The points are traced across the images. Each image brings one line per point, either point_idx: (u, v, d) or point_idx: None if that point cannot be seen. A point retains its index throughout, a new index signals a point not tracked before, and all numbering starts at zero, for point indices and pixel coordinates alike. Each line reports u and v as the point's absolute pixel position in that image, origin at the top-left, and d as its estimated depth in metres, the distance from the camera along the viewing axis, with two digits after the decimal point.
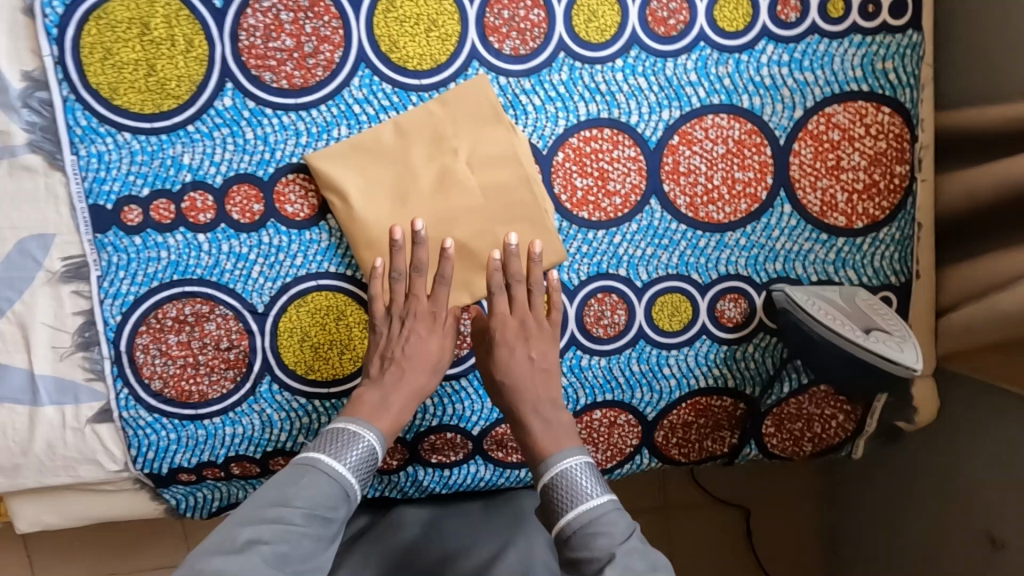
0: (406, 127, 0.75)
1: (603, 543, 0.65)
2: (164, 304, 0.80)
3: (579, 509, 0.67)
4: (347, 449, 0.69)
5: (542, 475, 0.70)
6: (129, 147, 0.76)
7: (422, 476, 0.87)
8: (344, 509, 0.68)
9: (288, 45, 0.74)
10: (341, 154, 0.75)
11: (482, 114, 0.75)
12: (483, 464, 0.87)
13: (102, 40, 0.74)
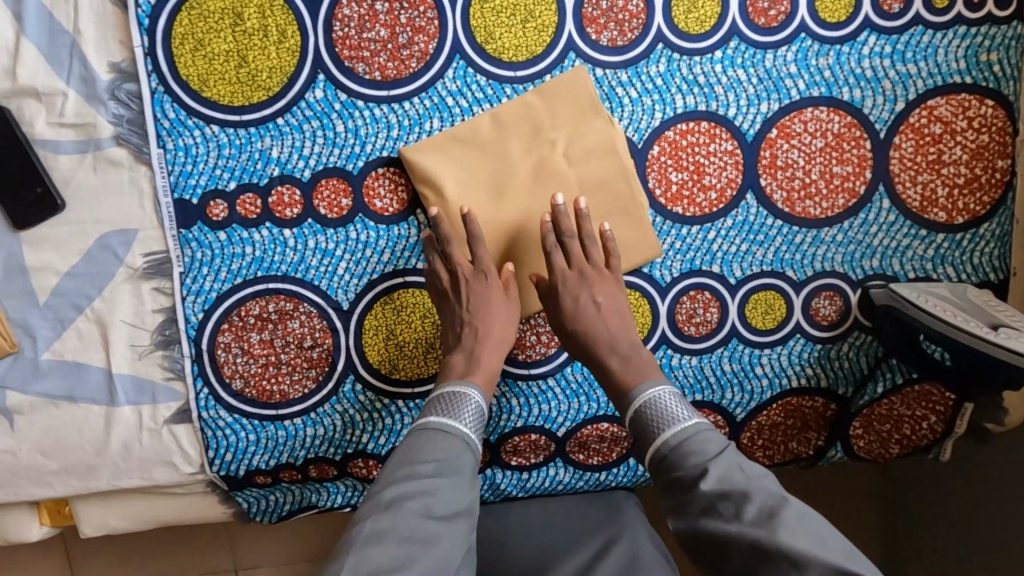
0: (501, 117, 0.74)
1: (696, 458, 0.62)
2: (247, 301, 0.78)
3: (666, 430, 0.64)
4: (457, 408, 0.66)
5: (625, 406, 0.68)
6: (216, 140, 0.75)
7: (500, 478, 0.84)
8: (471, 457, 0.64)
9: (383, 35, 0.73)
10: (436, 144, 0.74)
11: (579, 106, 0.74)
12: (562, 467, 0.85)
13: (193, 30, 0.72)
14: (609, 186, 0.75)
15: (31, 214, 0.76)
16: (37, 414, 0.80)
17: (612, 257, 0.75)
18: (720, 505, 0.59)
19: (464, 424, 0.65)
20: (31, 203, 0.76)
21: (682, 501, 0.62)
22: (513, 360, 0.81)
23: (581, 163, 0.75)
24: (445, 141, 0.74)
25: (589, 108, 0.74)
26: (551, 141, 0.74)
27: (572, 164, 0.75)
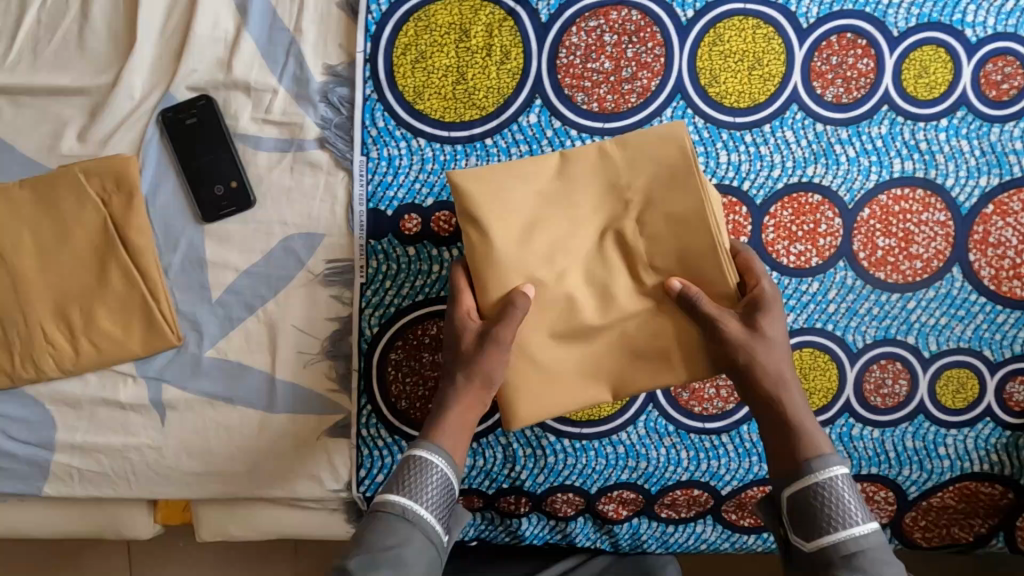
0: (573, 162, 0.63)
1: (893, 570, 0.52)
2: (425, 320, 0.75)
3: (867, 526, 0.53)
4: (399, 482, 0.57)
5: (810, 474, 0.55)
6: (421, 153, 0.73)
7: (644, 529, 0.81)
8: (415, 534, 0.55)
9: (607, 67, 0.71)
10: (496, 176, 0.62)
11: (666, 167, 0.60)
12: (711, 525, 0.81)
13: (417, 42, 0.71)
14: (697, 264, 0.60)
15: (219, 208, 0.74)
16: (191, 412, 0.77)
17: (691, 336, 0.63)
18: None
19: (428, 505, 0.56)
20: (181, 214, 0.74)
21: None
22: (689, 412, 0.77)
23: (667, 239, 0.61)
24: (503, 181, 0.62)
25: (678, 174, 0.60)
26: (627, 201, 0.61)
27: (655, 235, 0.61)
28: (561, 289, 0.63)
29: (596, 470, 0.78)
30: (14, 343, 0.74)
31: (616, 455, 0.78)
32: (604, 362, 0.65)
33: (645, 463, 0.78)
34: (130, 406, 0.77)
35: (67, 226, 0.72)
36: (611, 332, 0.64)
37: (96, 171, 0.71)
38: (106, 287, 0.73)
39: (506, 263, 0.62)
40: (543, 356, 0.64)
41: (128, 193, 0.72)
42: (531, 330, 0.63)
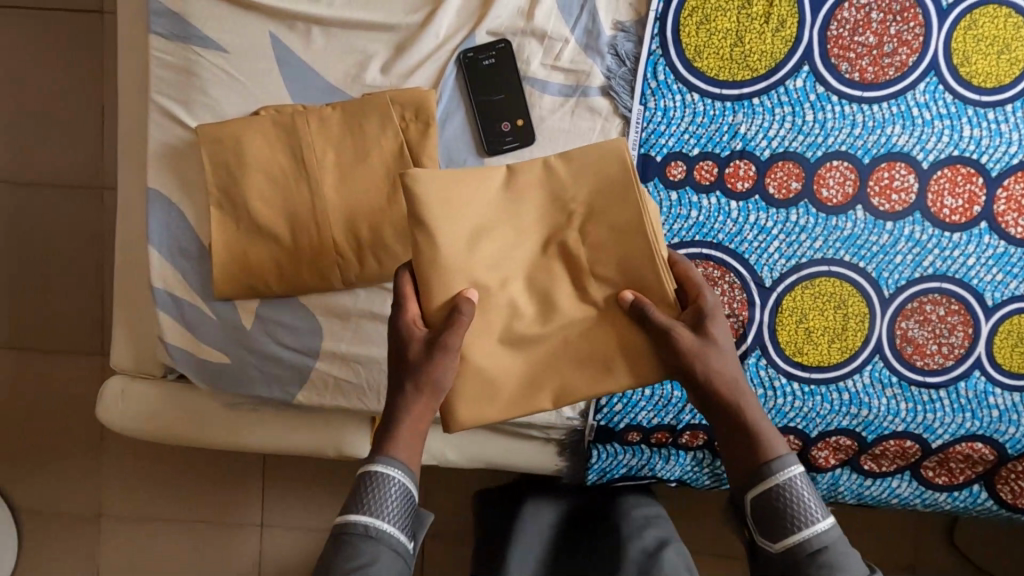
0: (520, 174, 0.63)
1: (852, 565, 0.54)
2: None
3: (825, 525, 0.54)
4: (355, 501, 0.56)
5: (771, 476, 0.55)
6: (693, 107, 0.79)
7: (843, 481, 0.88)
8: (382, 553, 0.54)
9: (871, 41, 0.79)
10: (446, 179, 0.61)
11: (611, 183, 0.61)
12: (907, 480, 0.87)
13: (704, 6, 0.78)
14: (645, 276, 0.61)
15: (501, 143, 0.80)
16: None
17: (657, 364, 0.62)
18: None
19: (390, 520, 0.55)
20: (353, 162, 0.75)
21: None
22: (912, 365, 0.83)
23: (610, 252, 0.61)
24: (455, 178, 0.62)
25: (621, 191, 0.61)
26: (571, 213, 0.62)
27: (597, 243, 0.61)
28: (503, 297, 0.63)
29: (820, 415, 0.84)
30: (306, 252, 0.80)
31: (841, 401, 0.83)
32: (554, 370, 0.64)
33: (866, 412, 0.84)
34: None
35: (367, 148, 0.79)
36: (552, 341, 0.63)
37: (399, 100, 0.78)
38: (395, 208, 0.79)
39: (449, 267, 0.61)
40: (487, 363, 0.63)
41: (424, 123, 0.79)
42: (476, 337, 0.62)
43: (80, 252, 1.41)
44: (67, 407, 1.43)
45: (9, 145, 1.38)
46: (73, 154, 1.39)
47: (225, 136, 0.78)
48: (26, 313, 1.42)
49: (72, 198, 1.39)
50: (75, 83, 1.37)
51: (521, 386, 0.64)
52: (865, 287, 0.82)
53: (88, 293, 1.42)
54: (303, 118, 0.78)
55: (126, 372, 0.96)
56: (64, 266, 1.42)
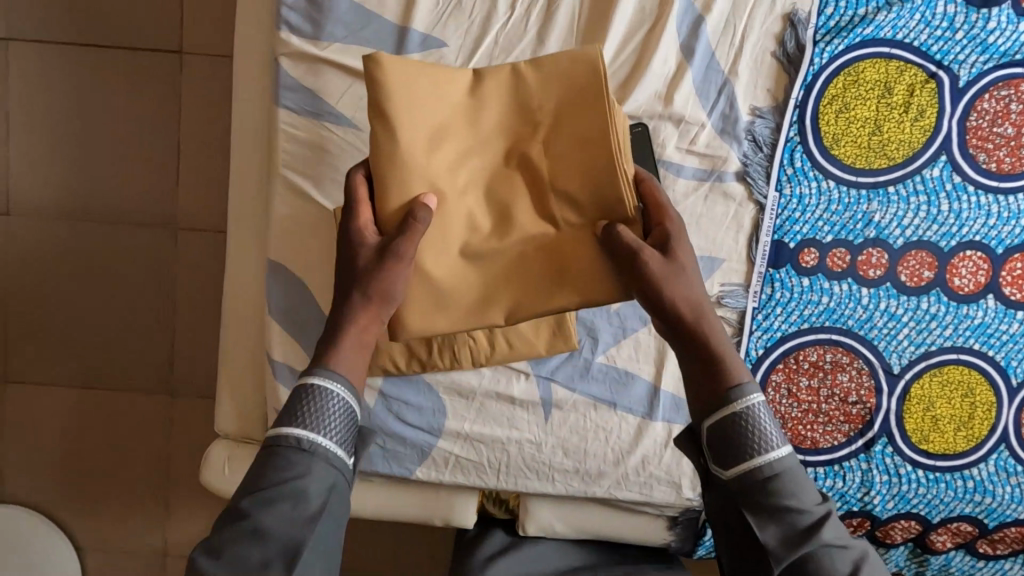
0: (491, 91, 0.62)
1: (807, 496, 0.55)
2: (807, 347, 0.81)
3: (780, 455, 0.55)
4: (292, 409, 0.56)
5: (732, 404, 0.55)
6: (828, 194, 0.79)
7: (956, 562, 0.88)
8: (316, 463, 0.54)
9: (1009, 133, 0.78)
10: (411, 72, 0.60)
11: (577, 85, 0.59)
12: (1017, 562, 0.88)
13: (844, 94, 0.77)
14: (607, 195, 0.58)
15: None
16: (574, 413, 0.83)
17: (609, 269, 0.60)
18: (840, 558, 0.53)
19: (326, 433, 0.56)
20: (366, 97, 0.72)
21: (798, 548, 0.53)
22: None
23: (574, 163, 0.59)
24: (422, 73, 0.60)
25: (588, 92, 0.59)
26: (537, 122, 0.60)
27: (558, 154, 0.59)
28: (459, 204, 0.61)
29: (943, 501, 0.83)
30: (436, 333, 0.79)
31: (965, 489, 0.83)
32: (508, 283, 0.62)
33: (990, 499, 0.83)
34: (519, 403, 0.82)
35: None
36: (502, 253, 0.61)
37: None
38: None
39: (409, 167, 0.59)
40: (441, 271, 0.61)
41: None
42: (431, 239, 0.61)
43: (144, 292, 1.36)
44: (129, 452, 1.39)
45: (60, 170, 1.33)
46: (141, 192, 1.34)
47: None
48: (79, 348, 1.37)
49: (139, 237, 1.34)
50: (133, 110, 1.32)
51: (477, 299, 0.63)
52: (993, 376, 0.82)
53: (152, 334, 1.37)
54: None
55: (229, 436, 0.94)
56: (119, 307, 1.36)
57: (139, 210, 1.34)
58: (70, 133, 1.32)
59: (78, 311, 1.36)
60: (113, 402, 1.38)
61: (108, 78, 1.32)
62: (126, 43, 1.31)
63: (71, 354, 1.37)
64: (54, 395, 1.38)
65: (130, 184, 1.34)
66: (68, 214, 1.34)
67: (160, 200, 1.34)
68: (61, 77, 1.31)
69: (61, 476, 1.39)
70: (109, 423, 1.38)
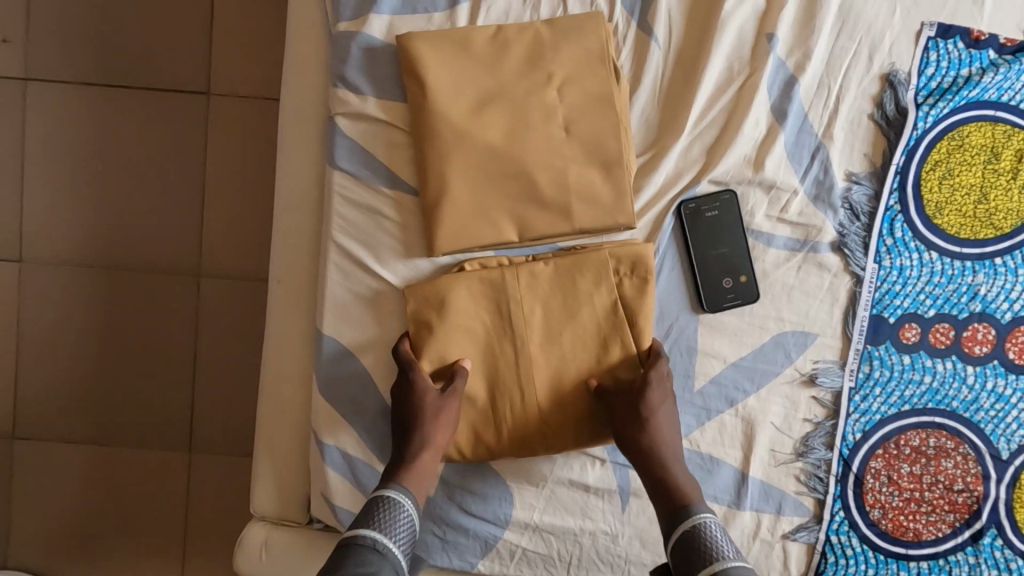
0: (517, 72, 0.70)
1: None
2: (908, 431, 0.74)
3: (724, 562, 0.61)
4: (374, 515, 0.64)
5: (683, 521, 0.65)
6: (931, 266, 0.73)
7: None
8: (386, 569, 0.60)
9: None
10: (437, 40, 0.70)
11: (588, 62, 0.70)
12: None
13: (948, 159, 0.72)
14: (605, 143, 0.70)
15: (723, 300, 0.73)
16: (655, 502, 0.76)
17: (603, 201, 0.70)
18: None
19: (396, 541, 0.63)
20: (418, 128, 0.71)
21: None
22: None
23: (584, 106, 0.70)
24: (449, 43, 0.70)
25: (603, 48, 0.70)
26: (552, 67, 0.70)
27: (572, 97, 0.70)
28: (479, 141, 0.70)
29: None
30: (505, 415, 0.72)
31: None
32: (505, 204, 0.71)
33: None
34: (594, 490, 0.76)
35: (578, 306, 0.72)
36: (516, 194, 0.70)
37: (616, 254, 0.71)
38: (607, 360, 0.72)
39: (434, 105, 0.70)
40: (457, 192, 0.70)
41: (640, 279, 0.72)
42: (452, 166, 0.70)
43: (159, 345, 1.22)
44: (138, 522, 1.24)
45: (52, 206, 1.20)
46: (159, 235, 1.21)
47: (432, 289, 0.72)
48: (62, 398, 1.23)
49: (155, 284, 1.21)
50: (128, 139, 1.20)
51: (477, 211, 0.70)
52: None
53: (169, 392, 1.23)
54: (512, 273, 0.72)
55: (267, 517, 0.86)
56: (109, 353, 1.22)
57: (157, 254, 1.21)
58: (84, 171, 1.20)
59: (87, 365, 1.23)
60: (123, 466, 1.23)
61: (124, 111, 1.19)
62: (147, 72, 1.19)
63: (77, 414, 1.23)
64: (56, 459, 1.23)
65: (147, 226, 1.20)
66: (78, 258, 1.21)
67: (181, 244, 1.21)
68: (69, 107, 1.19)
69: (35, 541, 1.24)
70: (118, 490, 1.24)
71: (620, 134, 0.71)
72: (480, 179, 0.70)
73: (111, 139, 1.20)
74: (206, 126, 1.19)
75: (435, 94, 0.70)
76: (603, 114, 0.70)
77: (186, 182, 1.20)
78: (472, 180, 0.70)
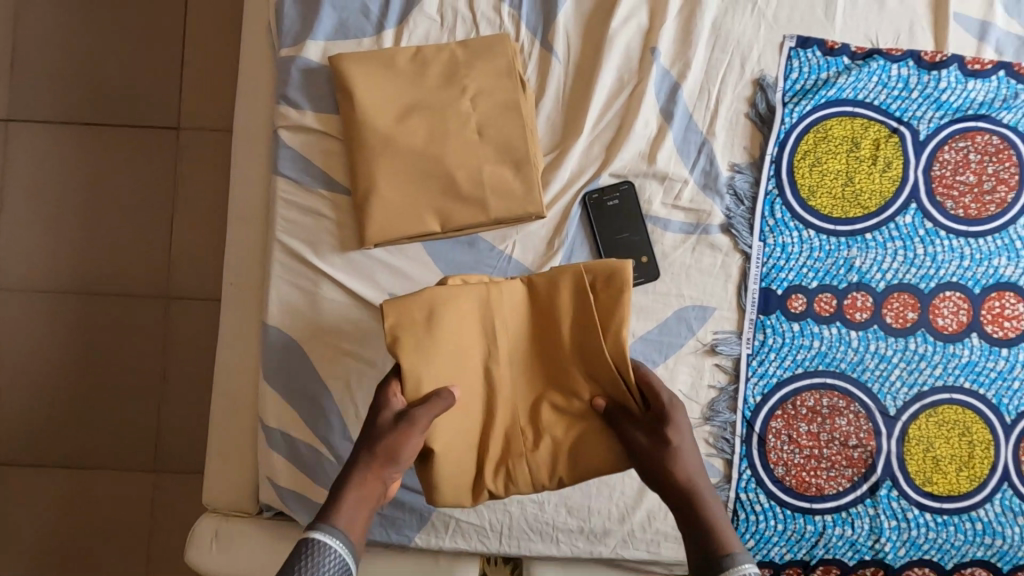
0: (434, 86, 0.80)
1: None
2: (803, 392, 0.82)
3: None
4: (297, 563, 0.56)
5: (726, 569, 0.58)
6: (810, 243, 0.82)
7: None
8: None
9: (972, 180, 0.83)
10: (363, 60, 0.81)
11: (496, 74, 0.80)
12: None
13: (815, 150, 0.83)
14: (513, 143, 0.80)
15: None
16: None
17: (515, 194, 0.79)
18: None
19: None
20: (348, 135, 0.80)
21: None
22: None
23: (494, 112, 0.80)
24: (374, 63, 0.81)
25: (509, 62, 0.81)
26: (465, 79, 0.80)
27: (484, 104, 0.80)
28: (403, 145, 0.79)
29: (954, 545, 0.82)
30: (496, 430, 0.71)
31: (974, 531, 0.82)
32: (427, 199, 0.79)
33: (1000, 541, 0.82)
34: None
35: (555, 315, 0.71)
36: (437, 190, 0.79)
37: (590, 267, 0.70)
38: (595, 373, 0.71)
39: (361, 115, 0.79)
40: (383, 190, 0.79)
41: (616, 289, 0.70)
42: (379, 167, 0.79)
43: (125, 364, 1.27)
44: (102, 542, 1.25)
45: (26, 236, 1.28)
46: (131, 262, 1.28)
47: (417, 305, 0.69)
48: (29, 420, 1.26)
49: (125, 306, 1.27)
50: (101, 172, 1.28)
51: (403, 207, 0.79)
52: (985, 413, 0.83)
53: (137, 411, 1.27)
54: (494, 288, 0.71)
55: (216, 510, 0.90)
56: (77, 375, 1.27)
57: (129, 280, 1.28)
58: (60, 204, 1.28)
59: (58, 391, 1.27)
60: (89, 489, 1.26)
61: (96, 146, 1.29)
62: (120, 110, 1.29)
63: (46, 438, 1.26)
64: (23, 482, 1.26)
65: (117, 252, 1.28)
66: (51, 285, 1.27)
67: (151, 269, 1.28)
68: (46, 145, 1.28)
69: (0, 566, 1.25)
70: (83, 511, 1.26)
71: (527, 135, 0.80)
72: (405, 178, 0.79)
73: (89, 174, 1.28)
74: (175, 157, 1.28)
75: (363, 105, 0.79)
76: (511, 118, 0.80)
77: (154, 210, 1.28)
78: (397, 179, 0.79)
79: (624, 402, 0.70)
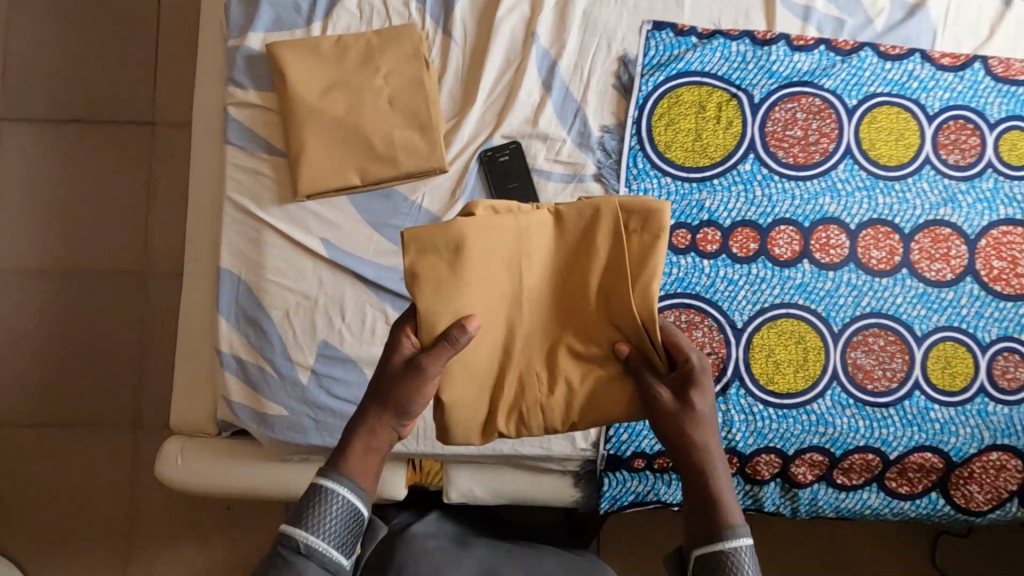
0: (354, 67, 0.98)
1: None
2: (665, 310, 0.99)
3: None
4: (312, 512, 0.63)
5: (722, 542, 0.62)
6: (667, 188, 1.00)
7: (821, 494, 1.01)
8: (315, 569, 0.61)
9: (799, 134, 1.02)
10: (294, 48, 0.98)
11: (404, 56, 0.98)
12: (875, 491, 1.01)
13: (669, 112, 1.01)
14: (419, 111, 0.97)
15: None
16: None
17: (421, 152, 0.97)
18: None
19: (329, 535, 0.63)
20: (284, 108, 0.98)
21: None
22: (864, 388, 1.00)
23: (403, 88, 0.98)
24: (303, 50, 0.98)
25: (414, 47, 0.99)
26: (378, 61, 0.98)
27: (394, 81, 0.98)
28: (328, 116, 0.97)
29: (794, 434, 0.99)
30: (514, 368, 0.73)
31: (810, 421, 0.99)
32: (349, 159, 0.97)
33: (832, 430, 0.99)
34: None
35: (590, 257, 0.70)
36: (356, 151, 0.97)
37: (625, 207, 0.69)
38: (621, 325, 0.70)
39: (293, 91, 0.97)
40: (312, 152, 0.96)
41: (651, 235, 0.69)
42: (309, 133, 0.96)
43: (106, 331, 1.43)
44: (86, 491, 1.40)
45: (17, 220, 1.44)
46: (110, 240, 1.44)
47: (441, 238, 0.69)
48: (20, 384, 1.41)
49: (105, 279, 1.43)
50: (82, 162, 1.45)
51: (329, 165, 0.97)
52: (816, 323, 1.00)
53: (116, 373, 1.42)
54: (513, 219, 0.70)
55: (181, 433, 1.06)
56: (63, 342, 1.42)
57: (109, 255, 1.44)
58: (47, 191, 1.45)
59: (45, 357, 1.42)
60: (74, 444, 1.41)
61: (78, 140, 1.45)
62: (99, 107, 1.46)
63: (35, 400, 1.41)
64: (15, 439, 1.41)
65: (98, 232, 1.44)
66: (39, 263, 1.43)
67: (128, 245, 1.44)
68: (33, 140, 1.45)
69: None
70: (69, 464, 1.40)
71: (430, 104, 0.98)
72: (330, 142, 0.97)
73: (72, 164, 1.45)
74: (149, 146, 1.45)
75: (294, 84, 0.97)
76: (417, 92, 0.98)
77: (130, 193, 1.45)
78: (324, 143, 0.97)
79: (647, 354, 0.70)
